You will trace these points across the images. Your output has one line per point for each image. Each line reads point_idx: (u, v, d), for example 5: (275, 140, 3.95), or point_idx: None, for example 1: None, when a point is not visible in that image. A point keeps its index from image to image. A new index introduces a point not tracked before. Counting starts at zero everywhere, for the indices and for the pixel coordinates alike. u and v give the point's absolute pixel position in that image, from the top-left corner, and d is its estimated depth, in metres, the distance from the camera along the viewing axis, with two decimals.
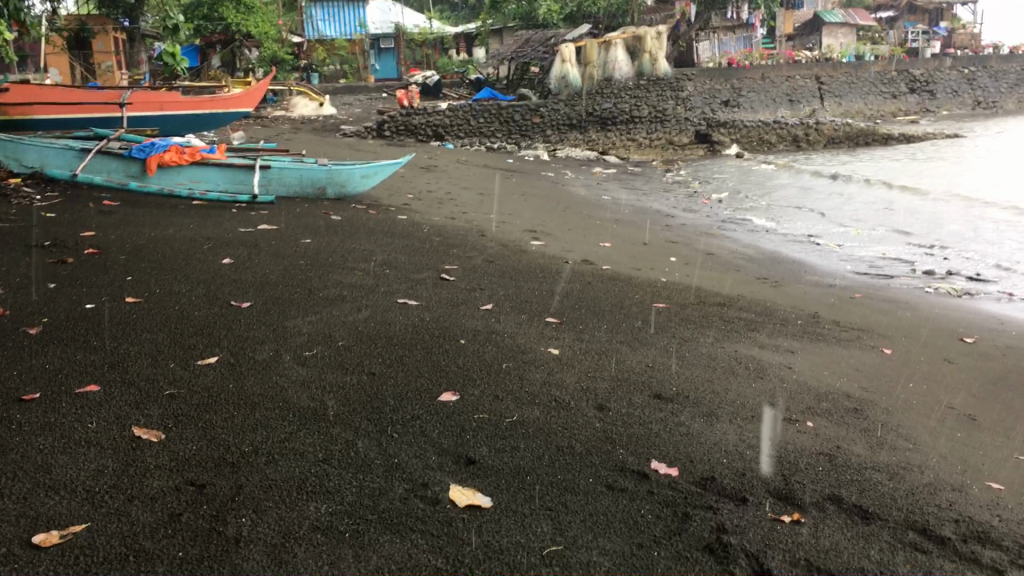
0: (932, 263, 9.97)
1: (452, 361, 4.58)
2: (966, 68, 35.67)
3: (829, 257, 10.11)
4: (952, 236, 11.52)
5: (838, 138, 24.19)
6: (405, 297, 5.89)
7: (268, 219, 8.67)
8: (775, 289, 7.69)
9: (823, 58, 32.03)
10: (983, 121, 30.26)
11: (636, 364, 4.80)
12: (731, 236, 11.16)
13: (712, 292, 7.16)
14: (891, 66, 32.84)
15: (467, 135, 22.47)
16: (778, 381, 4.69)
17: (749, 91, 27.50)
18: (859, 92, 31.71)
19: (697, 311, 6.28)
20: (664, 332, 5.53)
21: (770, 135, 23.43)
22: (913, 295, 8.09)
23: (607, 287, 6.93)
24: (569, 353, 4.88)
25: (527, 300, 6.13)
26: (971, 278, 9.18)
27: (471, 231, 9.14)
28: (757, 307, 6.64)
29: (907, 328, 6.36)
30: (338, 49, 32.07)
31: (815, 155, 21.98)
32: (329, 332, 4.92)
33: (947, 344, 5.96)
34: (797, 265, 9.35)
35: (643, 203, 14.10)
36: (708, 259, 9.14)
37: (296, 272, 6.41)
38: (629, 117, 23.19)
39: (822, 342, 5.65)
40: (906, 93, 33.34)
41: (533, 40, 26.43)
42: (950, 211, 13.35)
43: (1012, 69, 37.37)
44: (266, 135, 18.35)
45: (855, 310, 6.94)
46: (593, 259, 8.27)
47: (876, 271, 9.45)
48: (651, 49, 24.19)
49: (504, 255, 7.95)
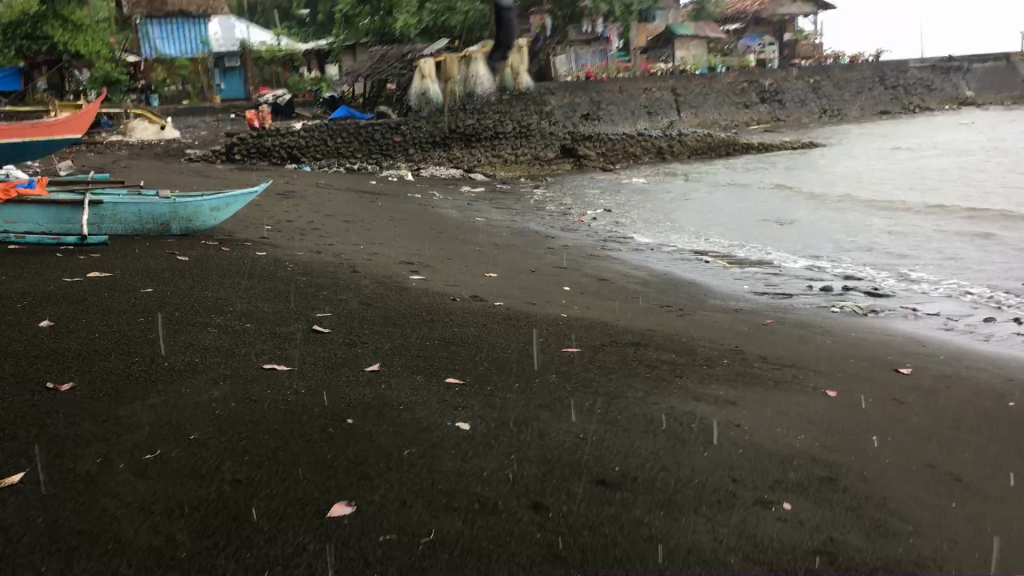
0: (825, 277, 9.67)
1: (340, 452, 3.62)
2: (813, 77, 36.67)
3: (723, 276, 9.63)
4: (834, 247, 11.33)
5: (701, 149, 24.35)
6: (272, 361, 4.86)
7: (99, 264, 7.41)
8: (682, 319, 7.05)
9: (676, 70, 32.46)
10: (832, 129, 31.10)
11: (563, 436, 3.96)
12: (616, 257, 10.57)
13: (620, 327, 6.44)
14: (741, 78, 33.46)
15: (325, 156, 21.25)
16: (732, 448, 3.95)
17: (609, 104, 27.41)
18: (713, 104, 32.15)
19: (613, 355, 5.53)
20: (583, 387, 4.72)
21: (635, 148, 23.32)
22: (821, 317, 7.63)
23: (506, 329, 6.09)
24: (482, 429, 3.99)
25: (416, 354, 5.21)
26: (868, 292, 8.82)
27: (341, 267, 8.16)
28: (673, 344, 5.96)
29: (836, 360, 5.81)
30: (180, 69, 30.05)
31: (679, 167, 21.92)
32: (176, 421, 3.84)
33: (885, 377, 5.44)
34: (694, 288, 8.79)
35: (518, 223, 13.42)
36: (602, 286, 8.45)
37: (135, 333, 5.28)
38: (493, 134, 22.80)
39: (761, 387, 4.97)
40: (756, 103, 34.02)
41: (389, 55, 25.14)
42: (827, 221, 13.24)
43: (854, 76, 38.51)
44: (100, 163, 16.65)
45: (775, 341, 6.37)
46: (482, 294, 7.45)
47: (774, 289, 9.02)
48: (514, 64, 23.47)
49: (383, 295, 7.02)
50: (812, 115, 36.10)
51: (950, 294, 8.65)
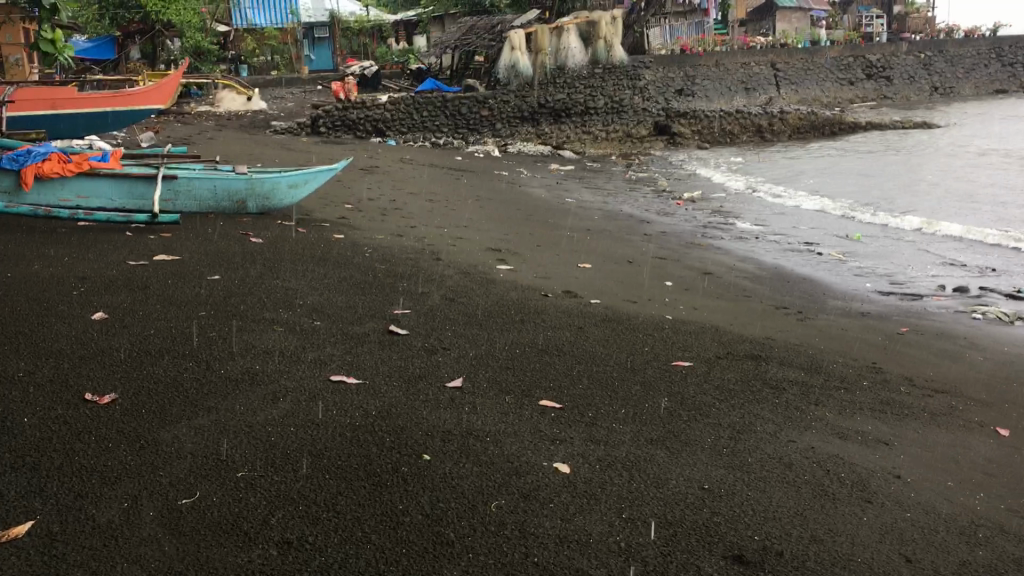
0: (956, 275, 8.60)
1: (415, 501, 2.96)
2: (923, 53, 34.64)
3: (840, 271, 8.69)
4: (960, 238, 10.26)
5: (804, 128, 23.04)
6: (342, 372, 4.22)
7: (168, 246, 6.92)
8: (802, 324, 6.22)
9: (777, 43, 30.97)
10: (943, 108, 29.25)
11: (685, 487, 3.22)
12: (719, 246, 9.70)
13: (736, 335, 5.66)
14: (845, 52, 31.89)
15: (410, 130, 20.68)
16: (897, 510, 3.18)
17: (704, 78, 26.23)
18: (815, 79, 30.60)
19: (732, 371, 4.76)
20: (702, 416, 3.98)
21: (733, 125, 22.17)
22: (959, 326, 6.65)
23: (605, 334, 5.36)
24: (586, 471, 3.30)
25: (504, 366, 4.53)
26: (1009, 295, 7.77)
27: (424, 254, 7.54)
28: (799, 358, 5.16)
29: (993, 385, 4.93)
30: (269, 39, 29.95)
31: (778, 147, 20.75)
32: (223, 450, 3.23)
33: None
34: (808, 285, 7.91)
35: (611, 205, 12.63)
36: (708, 281, 7.64)
37: (192, 331, 4.72)
38: (583, 109, 22.00)
39: (917, 422, 4.13)
40: (862, 80, 32.25)
41: (478, 26, 24.31)
42: (951, 210, 12.11)
43: (967, 53, 36.40)
44: (185, 134, 16.42)
45: (915, 356, 5.49)
46: (577, 289, 6.73)
47: (901, 289, 8.05)
48: (606, 35, 22.60)
49: (467, 287, 6.39)
50: (922, 92, 34.07)
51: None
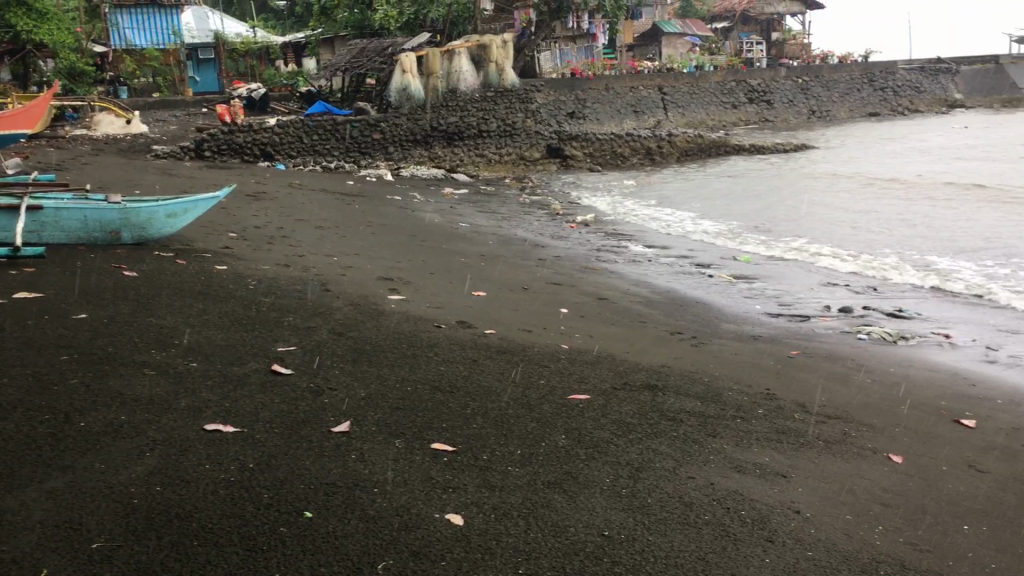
0: (841, 296, 8.59)
1: (294, 568, 2.71)
2: (800, 78, 35.81)
3: (731, 294, 8.76)
4: (843, 256, 10.53)
5: (691, 150, 23.52)
6: (218, 420, 3.92)
7: (31, 282, 6.45)
8: (697, 350, 6.18)
9: (664, 68, 31.61)
10: (822, 131, 30.35)
11: (583, 535, 3.07)
12: (613, 270, 9.68)
13: (631, 364, 5.57)
14: (728, 76, 32.47)
15: (300, 154, 20.21)
16: (798, 549, 3.10)
17: (594, 102, 26.59)
18: (700, 103, 31.31)
19: (628, 403, 4.66)
20: (600, 454, 3.85)
21: (624, 148, 22.46)
22: (848, 348, 6.59)
23: (500, 368, 5.20)
24: (481, 522, 3.11)
25: (395, 406, 4.31)
26: (893, 314, 7.68)
27: (312, 284, 7.25)
28: (695, 387, 5.09)
29: (883, 408, 4.94)
30: (150, 60, 28.85)
31: (668, 170, 21.11)
32: (79, 518, 2.91)
33: (942, 430, 4.56)
34: (701, 309, 7.92)
35: (505, 229, 12.53)
36: (602, 307, 7.58)
37: (52, 378, 4.34)
38: (476, 132, 22.10)
39: (813, 451, 4.10)
40: (744, 103, 33.09)
41: (369, 48, 24.00)
42: (834, 229, 12.46)
43: (841, 78, 37.66)
44: (58, 159, 15.60)
45: (808, 381, 5.49)
46: (471, 318, 6.56)
47: (790, 310, 8.13)
48: (497, 58, 22.57)
49: (357, 319, 6.14)
50: (801, 115, 35.25)
51: (978, 301, 7.89)
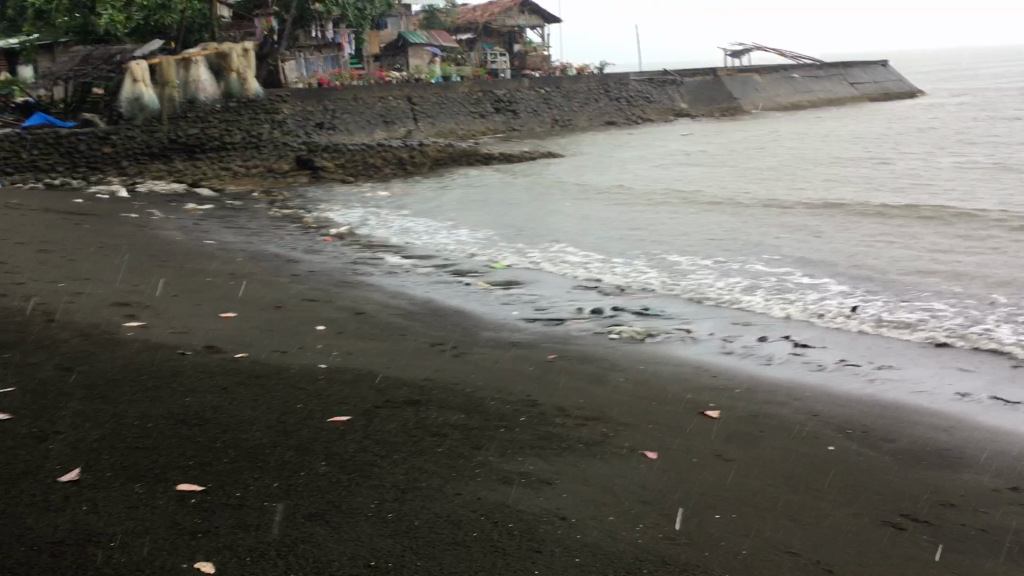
0: (593, 296, 8.91)
1: None
2: (544, 87, 34.94)
3: (488, 302, 8.81)
4: (591, 260, 10.89)
5: (443, 159, 23.48)
6: None
7: None
8: (458, 361, 6.14)
9: (412, 78, 31.46)
10: (565, 140, 31.39)
11: (348, 568, 2.91)
12: (370, 284, 9.48)
13: (392, 380, 5.43)
14: (475, 87, 32.39)
15: (17, 169, 18.49)
16: (566, 557, 3.10)
17: (342, 112, 26.14)
18: (449, 113, 31.22)
19: (391, 421, 4.52)
20: (364, 479, 3.69)
21: (375, 158, 22.10)
22: (600, 347, 6.79)
23: (255, 394, 4.89)
24: (237, 567, 2.87)
25: (138, 445, 3.92)
26: (638, 312, 7.98)
27: (35, 315, 6.53)
28: (457, 400, 5.03)
29: (637, 406, 5.11)
30: None
31: (420, 180, 21.00)
32: None
33: (692, 423, 4.77)
34: (460, 318, 7.88)
35: (254, 245, 11.95)
36: (361, 322, 7.38)
37: None
38: (220, 144, 21.28)
39: (574, 455, 4.15)
40: (491, 113, 32.87)
41: (95, 54, 22.25)
42: (582, 234, 12.88)
43: (581, 86, 36.98)
44: None
45: (565, 384, 5.59)
46: (220, 343, 6.16)
47: (544, 314, 8.25)
48: (238, 68, 22.35)
49: (89, 351, 5.58)
50: (545, 125, 34.44)
51: (714, 296, 8.41)
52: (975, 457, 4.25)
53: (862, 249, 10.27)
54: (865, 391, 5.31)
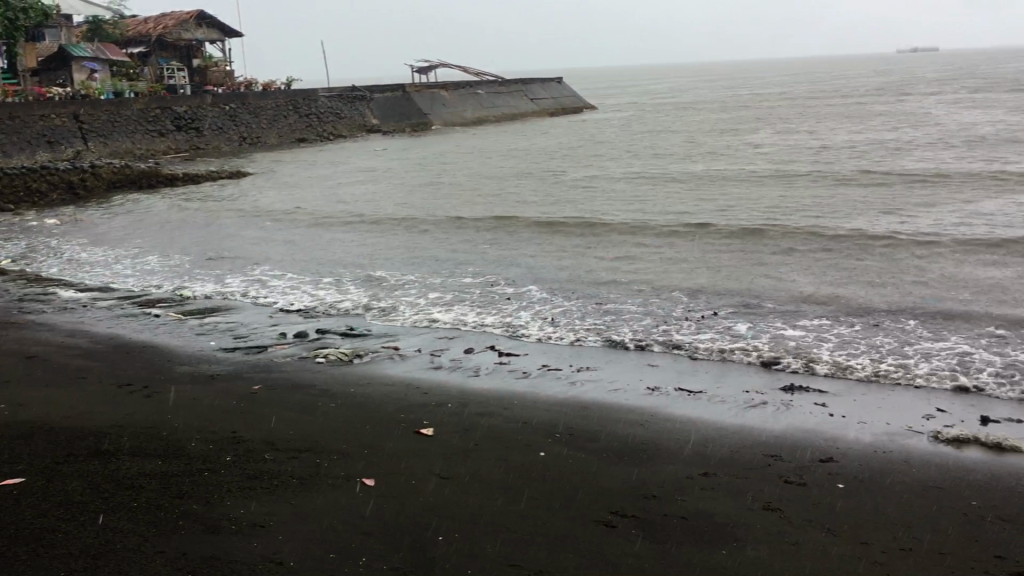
0: (296, 320, 8.58)
1: None
2: (227, 104, 33.36)
3: (183, 333, 8.20)
4: (291, 283, 10.53)
5: (120, 181, 21.69)
6: None
7: None
8: (150, 402, 5.64)
9: (78, 95, 28.82)
10: (256, 158, 30.28)
11: None
12: (42, 323, 8.49)
13: (74, 431, 4.85)
14: (152, 103, 30.04)
15: None
16: None
17: None
18: (124, 131, 28.73)
19: (74, 478, 4.03)
20: (46, 552, 3.24)
21: (39, 183, 19.96)
22: (306, 371, 6.53)
23: None
24: None
25: None
26: (345, 333, 7.79)
27: None
28: (153, 445, 4.59)
29: (350, 431, 4.95)
30: None
31: (94, 206, 19.25)
32: None
33: (408, 443, 4.70)
34: (151, 355, 7.25)
35: None
36: (32, 367, 6.56)
37: None
38: None
39: (288, 492, 3.93)
40: (172, 132, 30.80)
41: None
42: (279, 256, 12.43)
43: (268, 104, 35.62)
44: None
45: (272, 415, 5.30)
46: None
47: (245, 342, 7.81)
48: None
49: None
50: (232, 143, 33.26)
51: (419, 313, 8.42)
52: (669, 448, 4.57)
53: (554, 258, 10.78)
54: (569, 395, 5.53)
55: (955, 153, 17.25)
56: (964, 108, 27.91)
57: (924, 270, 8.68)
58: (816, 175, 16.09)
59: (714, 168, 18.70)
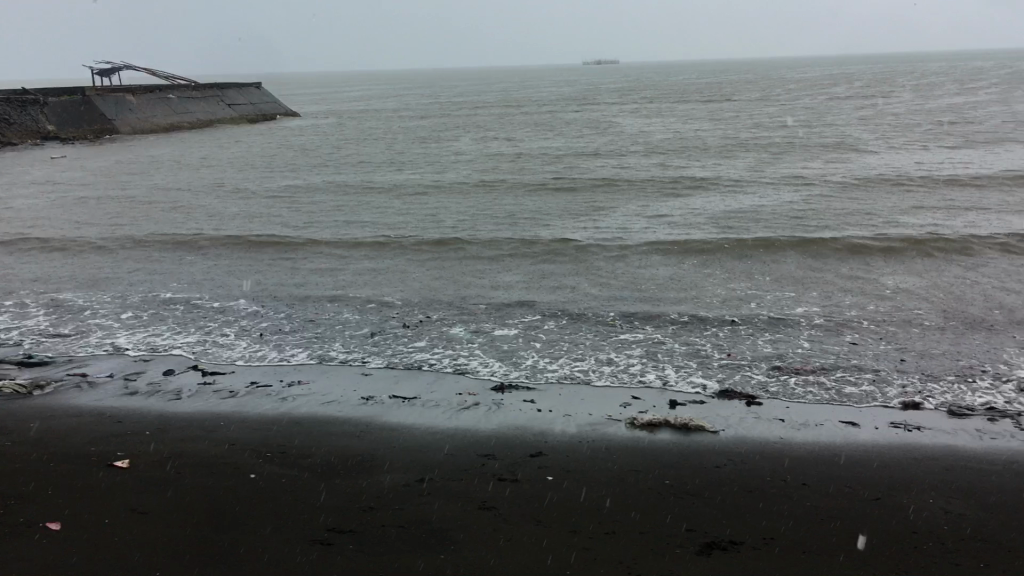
0: None
1: None
2: None
3: None
4: None
5: None
6: None
7: None
8: None
9: None
10: None
11: None
12: None
13: None
14: None
15: None
16: None
17: None
18: None
19: None
20: None
21: None
22: None
23: None
24: None
25: None
26: (26, 361, 7.00)
27: None
28: None
29: (32, 470, 4.45)
30: None
31: None
32: None
33: (101, 477, 4.30)
34: None
35: None
36: None
37: None
38: None
39: None
40: None
41: None
42: None
43: None
44: None
45: None
46: None
47: None
48: None
49: None
50: None
51: (113, 334, 7.77)
52: (384, 457, 4.55)
53: (263, 269, 10.40)
54: (280, 411, 5.34)
55: (637, 159, 18.82)
56: (640, 118, 30.46)
57: (615, 270, 9.34)
58: (512, 181, 16.80)
59: (420, 175, 18.98)
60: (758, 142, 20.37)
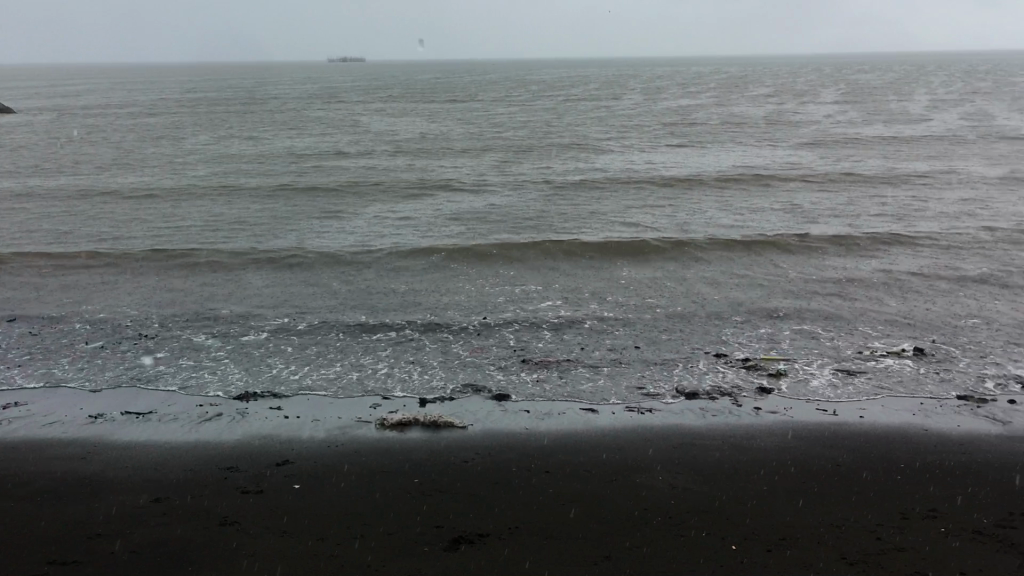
0: None
1: None
2: None
3: None
4: None
5: None
6: None
7: None
8: None
9: None
10: None
11: None
12: None
13: None
14: None
15: None
16: None
17: None
18: None
19: None
20: None
21: None
22: None
23: None
24: None
25: None
26: None
27: None
28: None
29: None
30: None
31: None
32: None
33: None
34: None
35: None
36: None
37: None
38: None
39: None
40: None
41: None
42: None
43: None
44: None
45: None
46: None
47: None
48: None
49: None
50: None
51: None
52: (115, 478, 4.29)
53: None
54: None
55: (384, 156, 18.76)
56: (388, 114, 30.43)
57: (364, 271, 9.28)
58: (253, 176, 16.15)
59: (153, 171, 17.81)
60: (500, 142, 20.92)
